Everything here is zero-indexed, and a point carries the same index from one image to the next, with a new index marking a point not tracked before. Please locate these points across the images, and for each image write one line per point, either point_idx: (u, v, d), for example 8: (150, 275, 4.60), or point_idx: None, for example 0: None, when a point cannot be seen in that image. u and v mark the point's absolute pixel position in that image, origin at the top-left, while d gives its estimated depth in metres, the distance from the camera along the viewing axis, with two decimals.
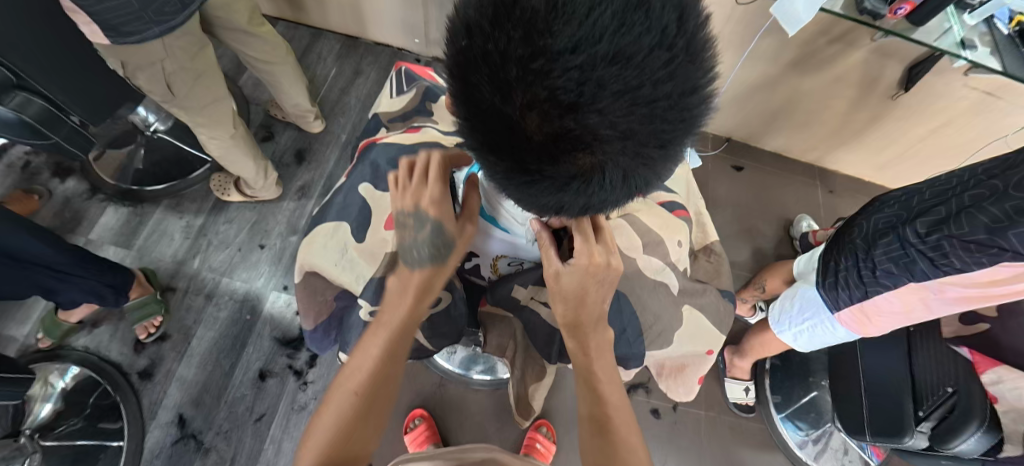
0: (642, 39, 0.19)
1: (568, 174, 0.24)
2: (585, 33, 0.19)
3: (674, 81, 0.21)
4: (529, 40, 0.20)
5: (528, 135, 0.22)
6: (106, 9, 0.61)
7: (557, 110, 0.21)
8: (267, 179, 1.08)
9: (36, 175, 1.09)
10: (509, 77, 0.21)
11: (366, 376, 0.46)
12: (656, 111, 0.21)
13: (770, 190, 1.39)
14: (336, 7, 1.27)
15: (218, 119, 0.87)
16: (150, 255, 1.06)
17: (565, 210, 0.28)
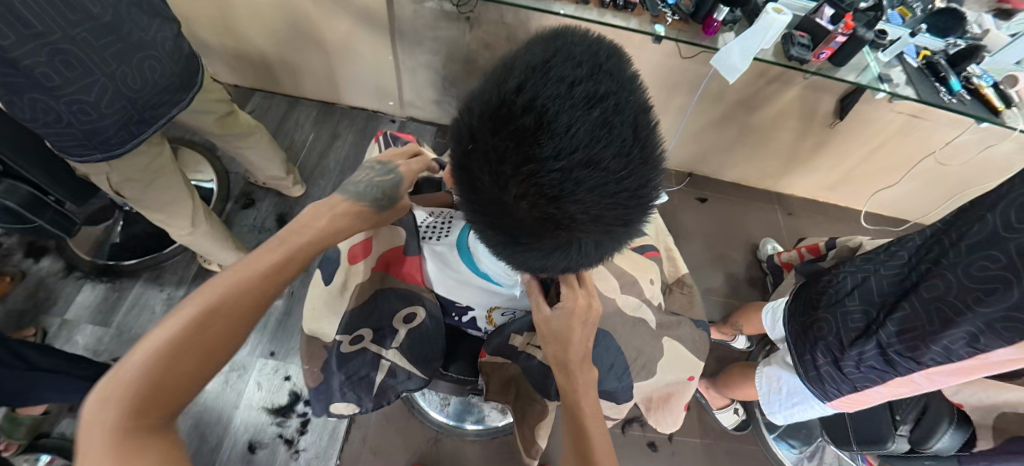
0: (605, 149, 0.27)
1: (552, 242, 0.32)
2: (564, 143, 0.27)
3: (629, 176, 0.29)
4: (523, 150, 0.28)
5: (522, 215, 0.30)
6: (54, 132, 0.65)
7: (543, 199, 0.29)
8: (243, 258, 1.07)
9: (7, 257, 1.08)
10: (507, 174, 0.29)
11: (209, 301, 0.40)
12: (617, 198, 0.30)
13: (734, 217, 1.48)
14: (313, 76, 1.34)
15: (176, 215, 0.86)
16: (129, 331, 1.04)
17: (553, 267, 0.37)
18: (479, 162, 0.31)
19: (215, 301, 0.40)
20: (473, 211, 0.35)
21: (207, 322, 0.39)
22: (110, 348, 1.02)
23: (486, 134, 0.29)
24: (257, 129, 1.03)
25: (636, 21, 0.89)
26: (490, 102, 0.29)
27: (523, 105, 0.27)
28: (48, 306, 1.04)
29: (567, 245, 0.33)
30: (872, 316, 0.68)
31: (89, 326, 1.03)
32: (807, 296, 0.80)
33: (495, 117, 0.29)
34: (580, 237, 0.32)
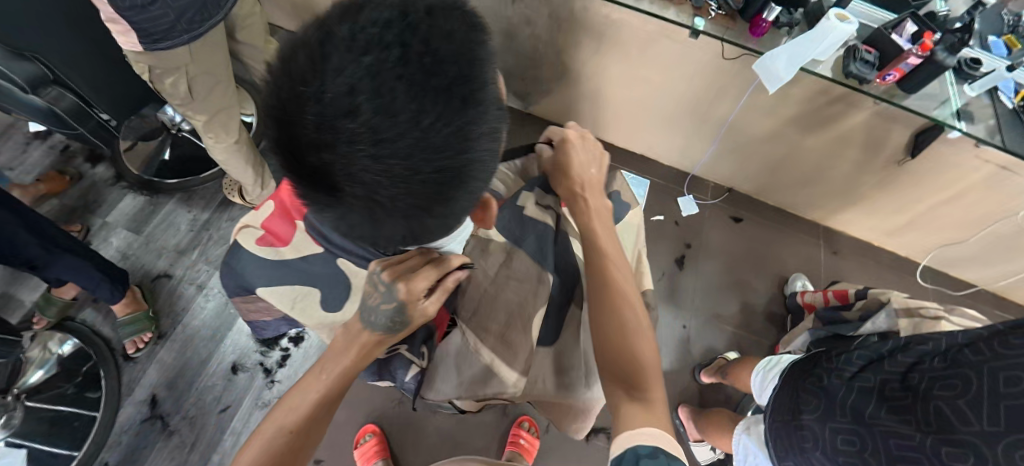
0: (368, 102, 0.28)
1: (327, 202, 0.34)
2: (328, 86, 0.28)
3: (402, 147, 0.29)
4: (292, 89, 0.29)
5: (294, 164, 0.32)
6: (145, 18, 0.70)
7: (306, 150, 0.30)
8: (265, 189, 1.16)
9: (71, 159, 1.22)
10: (280, 112, 0.30)
11: (301, 415, 0.51)
12: (384, 169, 0.30)
13: (769, 246, 1.35)
14: None
15: (224, 124, 0.96)
16: (155, 242, 1.15)
17: (355, 229, 0.37)
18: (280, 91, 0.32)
19: (287, 418, 0.51)
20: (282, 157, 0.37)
21: (286, 436, 0.50)
22: (136, 254, 1.13)
23: (282, 67, 0.31)
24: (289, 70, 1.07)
25: (672, 9, 0.87)
26: (305, 35, 0.31)
27: (312, 41, 0.29)
28: (96, 207, 1.17)
29: (347, 207, 0.33)
30: (865, 443, 0.56)
31: (123, 231, 1.15)
32: (797, 394, 0.69)
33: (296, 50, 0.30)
34: (356, 205, 0.33)
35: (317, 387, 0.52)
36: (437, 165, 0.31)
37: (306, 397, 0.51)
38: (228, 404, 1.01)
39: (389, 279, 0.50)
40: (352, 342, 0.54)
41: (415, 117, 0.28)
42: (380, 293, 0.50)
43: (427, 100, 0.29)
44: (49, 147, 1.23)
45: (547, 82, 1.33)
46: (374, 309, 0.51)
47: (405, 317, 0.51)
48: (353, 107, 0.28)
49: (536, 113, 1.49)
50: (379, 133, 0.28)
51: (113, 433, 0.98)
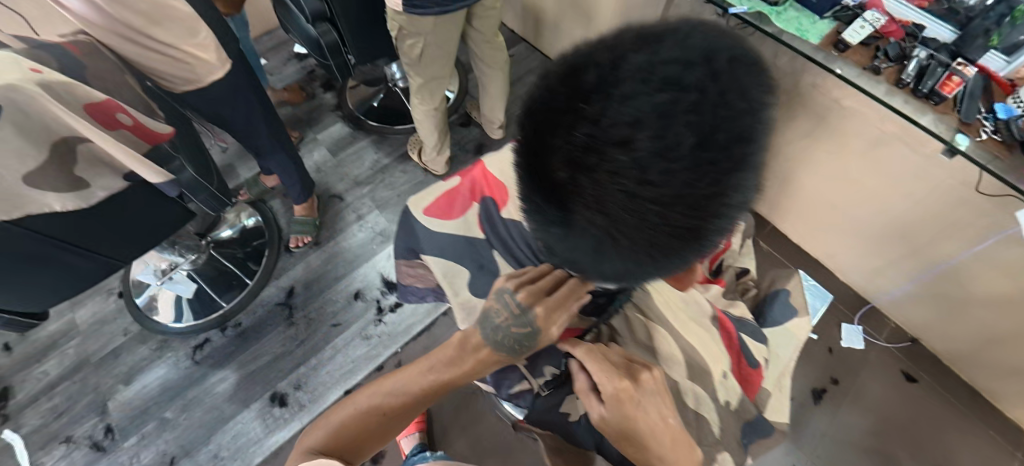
0: (655, 150, 0.22)
1: (557, 227, 0.30)
2: (607, 112, 0.22)
3: (671, 203, 0.24)
4: (566, 107, 0.24)
5: (535, 179, 0.28)
6: None
7: (560, 176, 0.26)
8: (440, 155, 1.27)
9: (313, 81, 1.49)
10: (541, 127, 0.26)
11: (395, 401, 0.56)
12: (639, 219, 0.25)
13: (941, 427, 1.08)
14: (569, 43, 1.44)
15: (432, 91, 1.07)
16: (342, 168, 1.35)
17: (553, 246, 0.34)
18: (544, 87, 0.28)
19: (381, 390, 0.57)
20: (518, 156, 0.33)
21: (375, 406, 0.56)
22: (326, 172, 1.34)
23: (556, 72, 0.26)
24: (503, 70, 1.19)
25: (931, 117, 0.74)
26: (596, 45, 0.25)
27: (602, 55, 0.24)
28: (313, 124, 1.42)
29: (568, 232, 0.29)
30: None
31: (324, 150, 1.38)
32: None
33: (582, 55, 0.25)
34: (586, 240, 0.29)
35: (422, 382, 0.53)
36: (689, 226, 0.25)
37: (404, 385, 0.56)
38: (340, 322, 1.14)
39: (526, 302, 0.46)
40: (461, 354, 0.53)
41: (692, 173, 0.23)
42: (514, 315, 0.47)
43: (716, 155, 0.23)
44: (301, 67, 1.53)
45: None
46: (500, 327, 0.48)
47: (534, 342, 0.48)
48: (631, 148, 0.22)
49: None
50: (651, 183, 0.23)
51: (255, 302, 1.18)
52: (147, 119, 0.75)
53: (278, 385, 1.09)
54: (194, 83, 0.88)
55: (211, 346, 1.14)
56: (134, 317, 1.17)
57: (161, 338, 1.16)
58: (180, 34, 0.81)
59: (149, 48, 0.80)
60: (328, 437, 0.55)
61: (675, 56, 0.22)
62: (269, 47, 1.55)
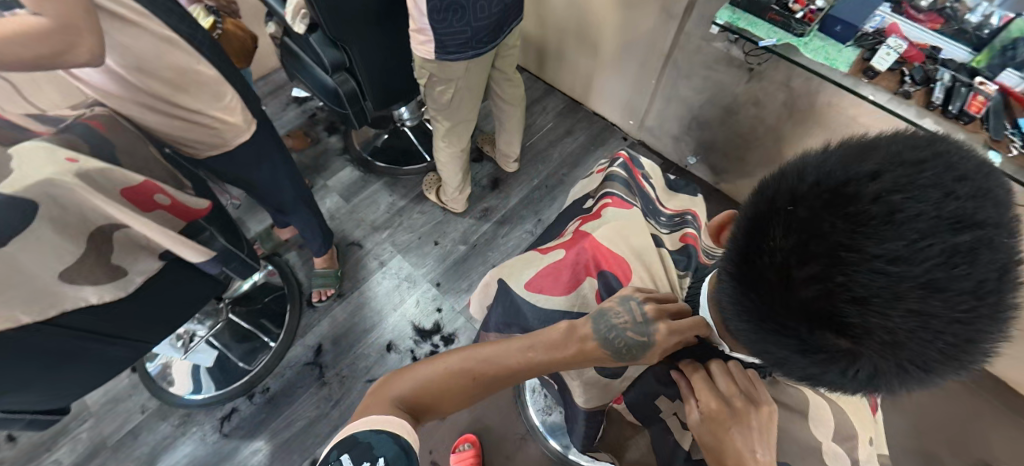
0: (956, 274, 0.26)
1: (815, 350, 0.31)
2: (880, 241, 0.26)
3: (961, 320, 0.27)
4: (851, 238, 0.27)
5: (800, 300, 0.30)
6: (451, 34, 0.81)
7: (842, 299, 0.28)
8: (460, 193, 1.26)
9: (316, 126, 1.46)
10: (815, 254, 0.29)
11: (489, 370, 0.52)
12: (931, 337, 0.27)
13: (978, 424, 1.11)
14: (574, 71, 1.46)
15: (458, 132, 1.06)
16: (358, 213, 1.32)
17: (772, 362, 0.35)
18: (775, 212, 0.32)
19: (474, 359, 0.53)
20: (737, 275, 0.35)
21: (465, 373, 0.52)
22: (341, 218, 1.31)
23: (814, 203, 0.30)
24: (519, 106, 1.19)
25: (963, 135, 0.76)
26: (833, 174, 0.30)
27: (852, 187, 0.28)
28: (322, 170, 1.38)
29: (810, 351, 0.32)
30: None
31: (336, 196, 1.34)
32: None
33: (825, 186, 0.30)
34: (858, 362, 0.30)
35: (520, 358, 0.51)
36: (954, 342, 0.28)
37: (501, 358, 0.52)
38: (375, 377, 1.10)
39: (652, 314, 0.49)
40: (573, 338, 0.50)
41: (962, 291, 0.26)
42: (635, 320, 0.49)
43: (984, 273, 0.26)
44: (301, 111, 1.49)
45: (751, 166, 1.26)
46: (616, 327, 0.49)
47: (642, 354, 0.48)
48: (934, 272, 0.26)
49: (724, 192, 1.41)
50: (951, 301, 0.26)
51: (282, 364, 1.13)
52: (183, 196, 0.72)
53: (317, 451, 1.04)
54: (218, 147, 0.84)
55: (239, 416, 1.08)
56: (151, 392, 1.09)
57: (183, 412, 1.08)
58: (209, 99, 0.77)
59: (175, 116, 0.76)
60: (411, 395, 0.52)
61: (931, 184, 0.26)
62: (266, 92, 1.51)
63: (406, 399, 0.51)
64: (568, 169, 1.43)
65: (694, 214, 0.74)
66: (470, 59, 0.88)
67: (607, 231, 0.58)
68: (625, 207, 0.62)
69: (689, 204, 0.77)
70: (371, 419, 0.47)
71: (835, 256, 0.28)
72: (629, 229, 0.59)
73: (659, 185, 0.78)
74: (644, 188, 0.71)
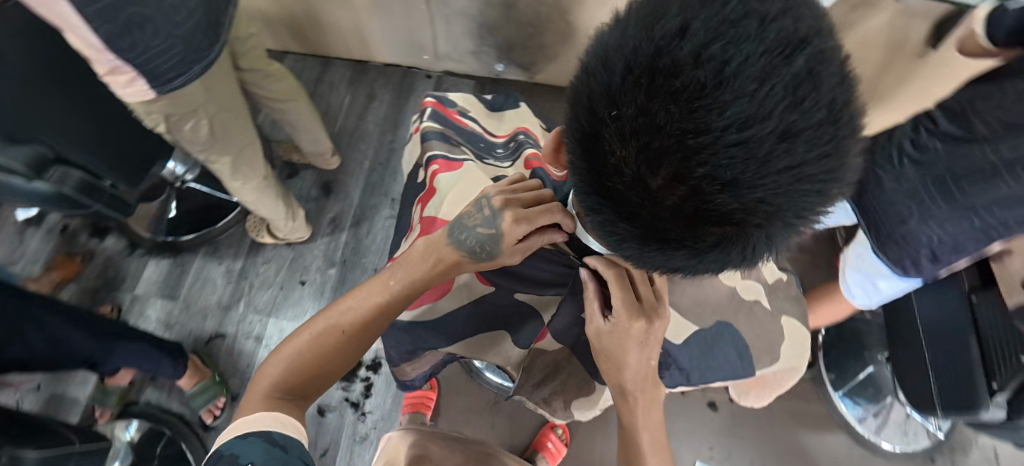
0: (809, 111, 0.23)
1: (710, 237, 0.30)
2: (721, 109, 0.24)
3: (829, 152, 0.25)
4: (692, 120, 0.24)
5: (674, 198, 0.28)
6: (156, 58, 0.61)
7: (712, 183, 0.26)
8: (295, 221, 1.08)
9: (73, 238, 1.11)
10: (666, 148, 0.26)
11: (358, 316, 0.50)
12: (807, 181, 0.26)
13: None
14: (340, 30, 1.27)
15: (252, 161, 0.87)
16: (197, 304, 1.09)
17: (677, 266, 0.34)
18: (607, 118, 0.29)
19: (339, 314, 0.51)
20: (607, 197, 0.32)
21: (338, 331, 0.50)
22: (180, 321, 1.07)
23: (640, 94, 0.26)
24: (301, 96, 1.01)
25: None
26: (641, 51, 0.26)
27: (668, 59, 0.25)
28: (119, 283, 1.09)
29: (705, 242, 0.30)
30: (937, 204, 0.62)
31: (158, 301, 1.08)
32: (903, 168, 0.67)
33: (640, 70, 0.26)
34: (750, 230, 0.29)
35: (384, 291, 0.51)
36: (826, 174, 0.26)
37: (366, 302, 0.51)
38: (327, 447, 0.99)
39: (501, 205, 0.47)
40: (430, 252, 0.52)
41: (819, 123, 0.24)
42: (483, 216, 0.48)
43: (830, 94, 0.24)
44: (40, 232, 1.12)
45: (552, 47, 1.26)
46: (468, 229, 0.48)
47: (494, 249, 0.48)
48: (787, 119, 0.23)
49: (543, 81, 1.41)
50: (813, 138, 0.24)
51: None
52: None
53: None
54: None
55: None
56: None
57: None
58: None
59: None
60: (287, 377, 0.48)
61: (741, 22, 0.23)
62: None
63: (284, 386, 0.47)
64: (394, 135, 1.31)
65: (526, 130, 0.71)
66: (200, 76, 0.68)
67: (447, 206, 0.55)
68: (460, 168, 0.57)
69: (518, 119, 0.74)
70: (251, 419, 0.42)
71: (687, 145, 0.25)
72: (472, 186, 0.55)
73: (480, 115, 0.73)
74: (468, 129, 0.66)
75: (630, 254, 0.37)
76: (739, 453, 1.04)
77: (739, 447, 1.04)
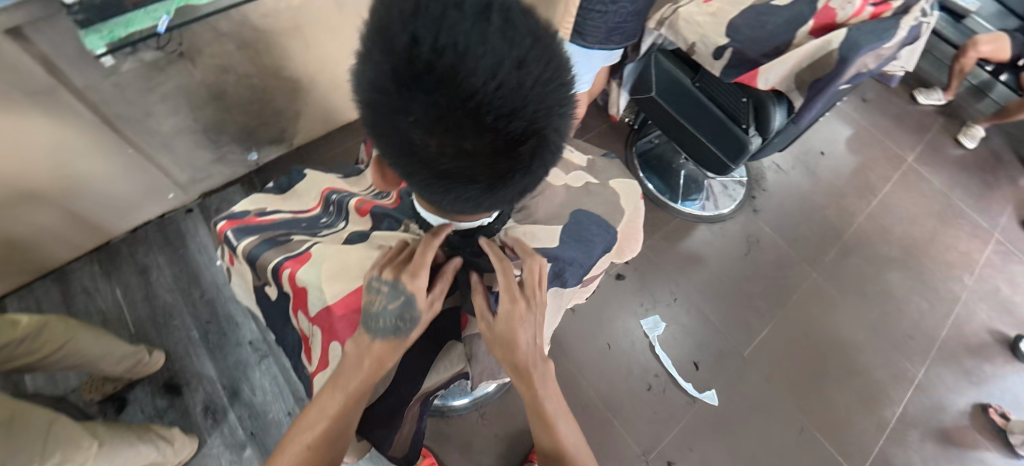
0: (526, 41, 0.29)
1: (532, 160, 0.35)
2: (475, 72, 0.28)
3: (557, 59, 0.31)
4: (463, 90, 0.29)
5: (492, 149, 0.32)
6: None
7: (508, 125, 0.31)
8: (175, 441, 0.91)
9: None
10: (463, 119, 0.30)
11: (321, 434, 0.44)
12: (560, 86, 0.32)
13: None
14: (48, 232, 1.03)
15: (70, 441, 0.69)
16: None
17: (527, 187, 0.40)
18: (407, 125, 0.32)
19: (300, 439, 0.45)
20: (448, 179, 0.36)
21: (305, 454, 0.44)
22: None
23: (418, 92, 0.29)
24: (71, 323, 0.83)
25: None
26: (395, 63, 0.29)
27: (417, 56, 0.29)
28: None
29: (533, 162, 0.36)
30: None
31: None
32: None
33: (404, 78, 0.29)
34: (553, 138, 0.35)
35: (340, 404, 0.45)
36: (567, 71, 0.33)
37: (324, 417, 0.45)
38: None
39: (392, 276, 0.46)
40: (362, 354, 0.46)
41: (538, 46, 0.29)
42: (386, 294, 0.45)
43: (530, 22, 0.30)
44: None
45: (288, 108, 1.22)
46: (380, 314, 0.45)
47: (414, 317, 0.45)
48: (518, 54, 0.28)
49: (304, 141, 1.36)
50: (543, 59, 0.30)
51: None
52: None
53: None
54: None
55: None
56: None
57: None
58: None
59: None
60: None
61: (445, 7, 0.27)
62: None
63: None
64: (200, 286, 1.14)
65: (333, 188, 0.69)
66: None
67: (328, 284, 0.51)
68: (308, 258, 0.54)
69: (315, 185, 0.72)
70: None
71: (471, 107, 0.29)
72: (334, 262, 0.53)
73: (280, 203, 0.69)
74: (280, 222, 0.62)
75: (492, 206, 0.42)
76: (659, 290, 1.25)
77: (656, 287, 1.25)
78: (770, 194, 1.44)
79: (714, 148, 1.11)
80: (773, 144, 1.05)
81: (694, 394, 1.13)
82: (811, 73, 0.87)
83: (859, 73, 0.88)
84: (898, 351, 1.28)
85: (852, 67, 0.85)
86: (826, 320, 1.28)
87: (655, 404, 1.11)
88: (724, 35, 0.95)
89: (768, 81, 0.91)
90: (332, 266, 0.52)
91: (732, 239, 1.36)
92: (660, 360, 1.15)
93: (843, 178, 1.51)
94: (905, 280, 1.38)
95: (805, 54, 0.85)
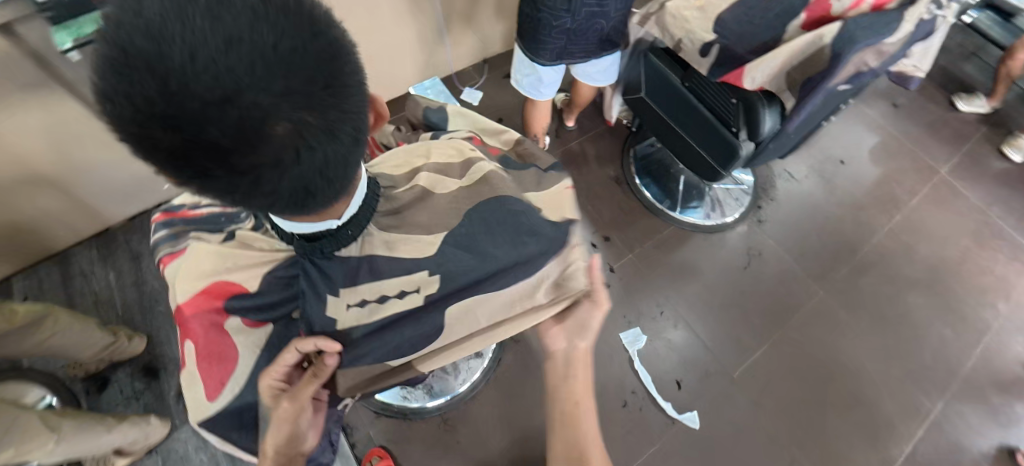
0: (234, 14, 0.24)
1: (284, 154, 0.29)
2: (163, 45, 0.23)
3: (292, 37, 0.26)
4: (152, 67, 0.23)
5: (218, 141, 0.26)
6: None
7: (225, 110, 0.25)
8: (147, 425, 0.94)
9: None
10: (159, 104, 0.24)
11: None
12: (303, 71, 0.27)
13: None
14: (48, 217, 1.09)
15: (32, 428, 0.71)
16: None
17: (308, 188, 0.34)
18: (116, 113, 0.26)
19: None
20: (190, 177, 0.29)
21: None
22: None
23: (109, 76, 0.24)
24: (53, 307, 0.85)
25: None
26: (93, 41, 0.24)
27: (108, 23, 0.24)
28: None
29: (281, 153, 0.29)
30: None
31: None
32: None
33: (99, 58, 0.24)
34: (309, 133, 0.29)
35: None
36: (318, 56, 0.28)
37: None
38: None
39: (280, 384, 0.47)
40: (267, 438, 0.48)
41: (257, 21, 0.25)
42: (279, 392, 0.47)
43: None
44: None
45: None
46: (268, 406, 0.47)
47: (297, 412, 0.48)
48: (221, 28, 0.24)
49: None
50: (270, 40, 0.25)
51: None
52: None
53: None
54: None
55: None
56: None
57: None
58: None
59: None
60: None
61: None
62: None
63: None
64: None
65: None
66: None
67: (187, 280, 0.49)
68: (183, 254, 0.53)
69: None
70: None
71: (156, 78, 0.24)
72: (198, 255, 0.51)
73: None
74: (206, 213, 0.59)
75: (276, 210, 0.35)
76: (644, 302, 1.18)
77: (641, 298, 1.19)
78: (778, 204, 1.34)
79: (707, 153, 1.04)
80: (771, 148, 0.96)
81: (672, 415, 1.06)
82: (802, 70, 0.79)
83: (859, 72, 0.79)
84: (914, 382, 1.16)
85: (850, 64, 0.76)
86: (832, 344, 1.18)
87: (628, 421, 1.05)
88: (710, 32, 0.89)
89: (755, 81, 0.84)
90: (189, 267, 0.50)
91: (731, 250, 1.27)
92: (638, 375, 1.09)
93: (862, 191, 1.39)
94: (926, 304, 1.26)
95: (793, 50, 0.78)
